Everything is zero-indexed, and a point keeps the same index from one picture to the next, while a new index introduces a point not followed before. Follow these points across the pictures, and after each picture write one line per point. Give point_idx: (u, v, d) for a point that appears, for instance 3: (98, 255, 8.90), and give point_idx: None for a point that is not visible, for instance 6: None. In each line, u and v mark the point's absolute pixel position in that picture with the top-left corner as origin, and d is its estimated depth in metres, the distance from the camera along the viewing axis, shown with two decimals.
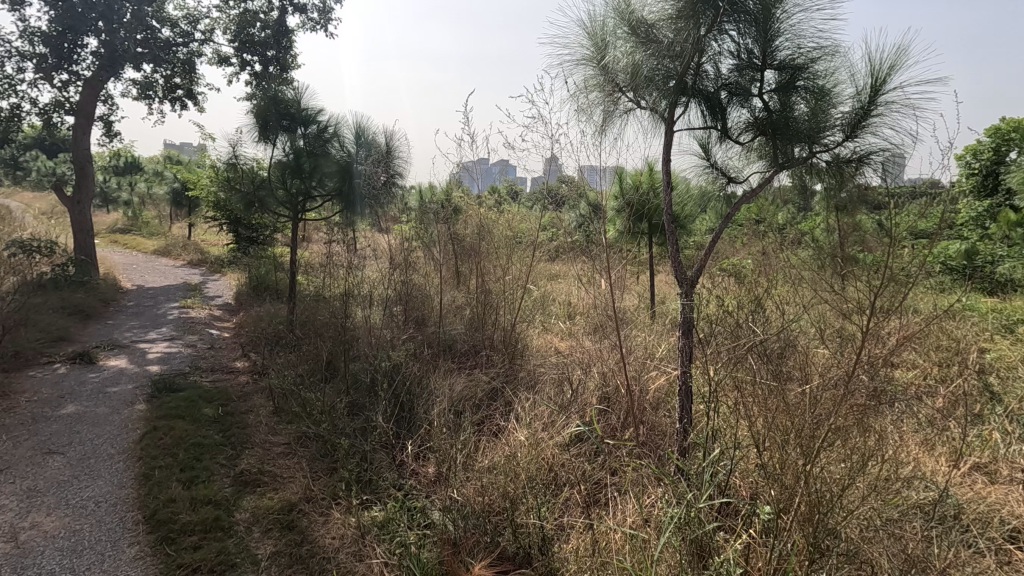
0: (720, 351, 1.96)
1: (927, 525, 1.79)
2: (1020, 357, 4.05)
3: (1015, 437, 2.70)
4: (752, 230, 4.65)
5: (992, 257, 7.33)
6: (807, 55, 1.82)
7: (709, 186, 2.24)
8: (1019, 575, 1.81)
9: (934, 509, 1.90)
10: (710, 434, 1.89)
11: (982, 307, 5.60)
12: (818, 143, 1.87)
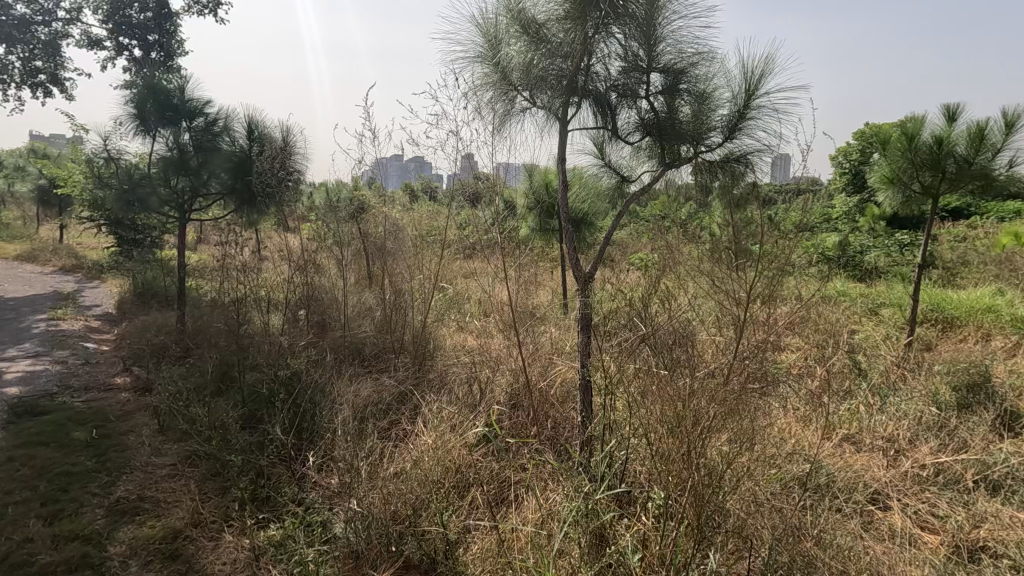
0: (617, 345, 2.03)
1: (802, 495, 1.97)
2: (882, 336, 4.56)
3: (876, 409, 3.04)
4: (654, 225, 4.89)
5: (861, 247, 8.22)
6: (688, 60, 1.92)
7: (604, 185, 2.31)
8: (878, 532, 2.03)
9: (807, 481, 2.08)
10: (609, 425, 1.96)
11: (852, 293, 6.25)
12: (700, 144, 1.98)
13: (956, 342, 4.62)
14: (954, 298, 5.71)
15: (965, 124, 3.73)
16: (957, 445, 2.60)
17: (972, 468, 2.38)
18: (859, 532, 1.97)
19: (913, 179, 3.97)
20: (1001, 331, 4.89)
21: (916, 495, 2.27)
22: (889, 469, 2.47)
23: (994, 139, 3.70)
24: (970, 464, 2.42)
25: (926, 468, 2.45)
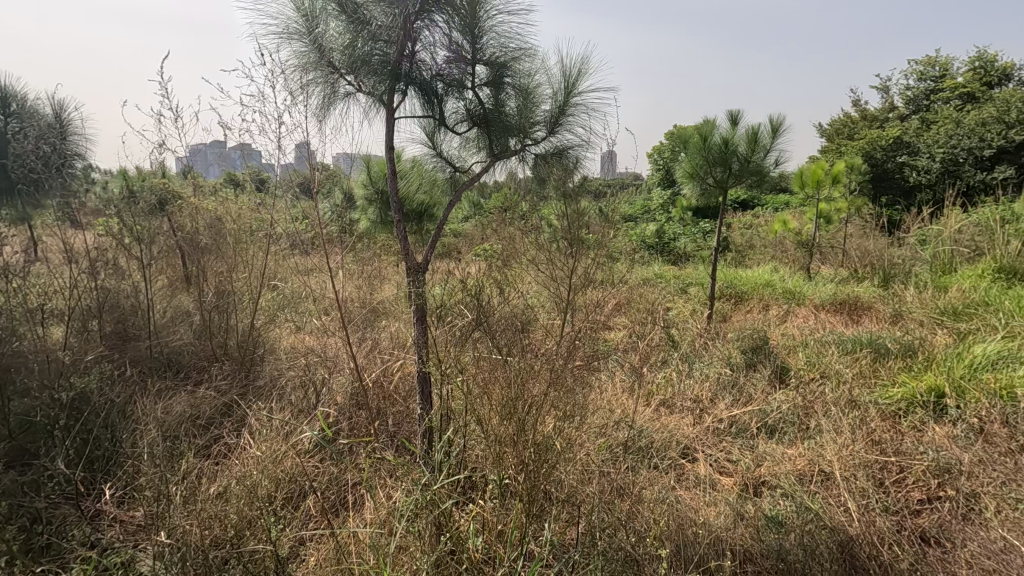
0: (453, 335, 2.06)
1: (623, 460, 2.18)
2: (690, 311, 5.24)
3: (685, 374, 3.50)
4: (494, 217, 5.06)
5: (673, 235, 9.36)
6: (511, 54, 1.98)
7: (437, 175, 2.30)
8: (685, 482, 2.34)
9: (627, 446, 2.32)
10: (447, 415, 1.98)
11: (667, 275, 7.08)
12: (526, 137, 2.07)
13: (744, 312, 5.50)
14: (742, 277, 6.79)
15: (743, 127, 4.42)
16: (745, 400, 3.09)
17: (754, 417, 2.85)
18: (671, 485, 2.24)
19: (708, 174, 4.60)
20: (775, 302, 5.93)
21: (714, 445, 2.66)
22: (695, 426, 2.84)
23: (763, 140, 4.46)
24: (753, 414, 2.89)
25: (723, 422, 2.87)
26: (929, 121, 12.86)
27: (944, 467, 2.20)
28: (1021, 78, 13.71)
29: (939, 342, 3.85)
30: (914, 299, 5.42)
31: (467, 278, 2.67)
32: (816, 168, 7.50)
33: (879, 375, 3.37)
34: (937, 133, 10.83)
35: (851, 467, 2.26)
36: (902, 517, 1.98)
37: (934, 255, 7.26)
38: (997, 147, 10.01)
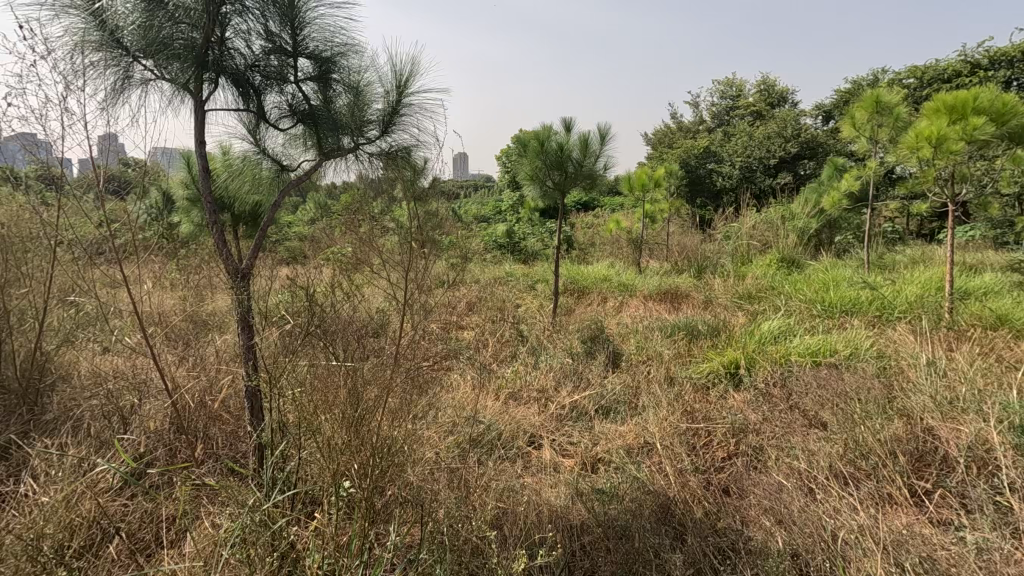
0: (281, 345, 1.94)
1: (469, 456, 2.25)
2: (538, 307, 5.54)
3: (531, 366, 3.70)
4: (338, 218, 4.86)
5: (522, 235, 9.78)
6: (335, 50, 1.91)
7: (261, 173, 2.13)
8: (530, 468, 2.47)
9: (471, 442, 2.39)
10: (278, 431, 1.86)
11: (516, 273, 7.38)
12: (357, 135, 2.02)
13: (586, 305, 5.96)
14: (584, 273, 7.35)
15: (576, 134, 4.78)
16: (585, 386, 3.35)
17: (592, 401, 3.10)
18: (517, 473, 2.35)
19: (547, 176, 4.88)
20: (612, 294, 6.50)
21: (557, 430, 2.85)
22: (540, 414, 3.01)
23: (594, 146, 4.88)
24: (591, 398, 3.14)
25: (566, 408, 3.07)
26: (730, 134, 15.03)
27: (738, 427, 2.61)
28: (794, 101, 16.64)
29: (737, 322, 4.53)
30: (720, 287, 6.31)
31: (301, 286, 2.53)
32: (642, 172, 8.37)
33: (693, 354, 3.87)
34: (735, 144, 12.71)
35: (668, 436, 2.56)
36: (707, 473, 2.30)
37: (736, 249, 8.53)
38: (779, 157, 12.04)
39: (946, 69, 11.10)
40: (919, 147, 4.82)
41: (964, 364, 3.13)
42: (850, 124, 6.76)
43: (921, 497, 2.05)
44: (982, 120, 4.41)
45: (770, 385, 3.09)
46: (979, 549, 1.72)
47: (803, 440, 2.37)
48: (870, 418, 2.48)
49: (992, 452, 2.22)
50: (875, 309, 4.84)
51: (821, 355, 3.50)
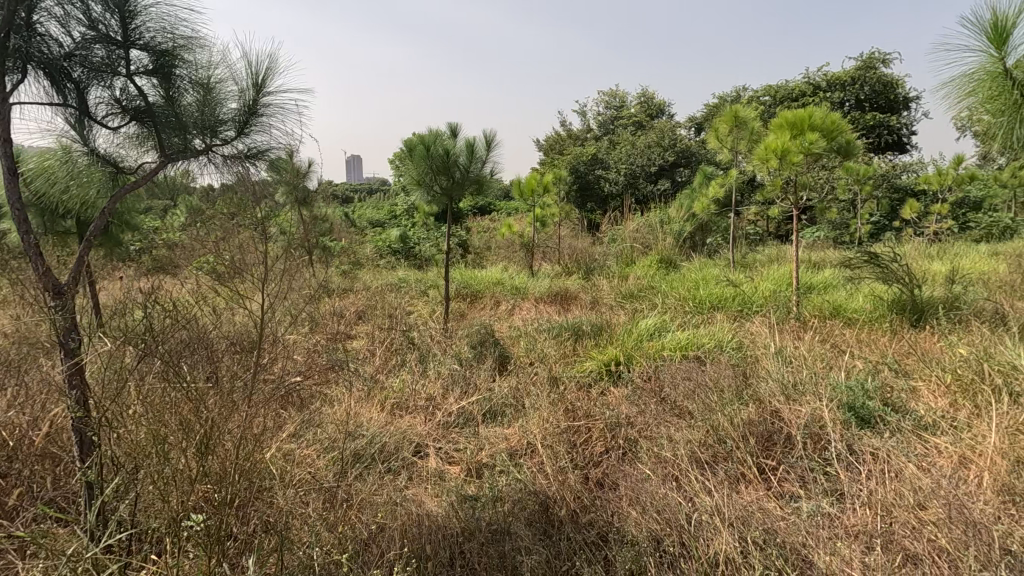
0: (116, 374, 1.76)
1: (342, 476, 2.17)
2: (430, 313, 5.48)
3: (420, 374, 3.64)
4: (205, 224, 4.47)
5: (415, 239, 9.63)
6: (176, 42, 1.76)
7: (93, 175, 1.89)
8: (414, 479, 2.42)
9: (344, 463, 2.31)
10: (110, 470, 1.67)
11: (409, 279, 7.25)
12: (208, 136, 1.88)
13: (479, 310, 5.99)
14: (477, 277, 7.39)
15: (462, 139, 4.79)
16: (473, 391, 3.36)
17: (480, 405, 3.11)
18: (399, 485, 2.29)
19: (434, 182, 4.82)
20: (505, 298, 6.59)
21: (444, 438, 2.81)
22: (427, 423, 2.97)
23: (481, 151, 4.91)
24: (479, 403, 3.15)
25: (453, 415, 3.05)
26: (614, 142, 15.89)
27: (615, 421, 2.74)
28: (670, 113, 17.97)
29: (619, 321, 4.79)
30: (606, 288, 6.64)
31: (144, 307, 2.30)
32: (531, 178, 8.60)
33: (578, 353, 4.02)
34: (619, 153, 13.46)
35: (549, 435, 2.63)
36: (584, 468, 2.39)
37: (621, 251, 9.04)
38: (658, 165, 12.94)
39: (793, 90, 12.56)
40: (768, 159, 5.40)
41: (804, 351, 3.55)
42: (714, 136, 7.42)
43: (767, 474, 2.29)
44: (816, 136, 5.04)
45: (644, 379, 3.29)
46: (811, 515, 1.95)
47: (670, 429, 2.55)
48: (727, 405, 2.73)
49: (823, 428, 2.53)
50: (737, 304, 5.35)
51: (689, 349, 3.79)
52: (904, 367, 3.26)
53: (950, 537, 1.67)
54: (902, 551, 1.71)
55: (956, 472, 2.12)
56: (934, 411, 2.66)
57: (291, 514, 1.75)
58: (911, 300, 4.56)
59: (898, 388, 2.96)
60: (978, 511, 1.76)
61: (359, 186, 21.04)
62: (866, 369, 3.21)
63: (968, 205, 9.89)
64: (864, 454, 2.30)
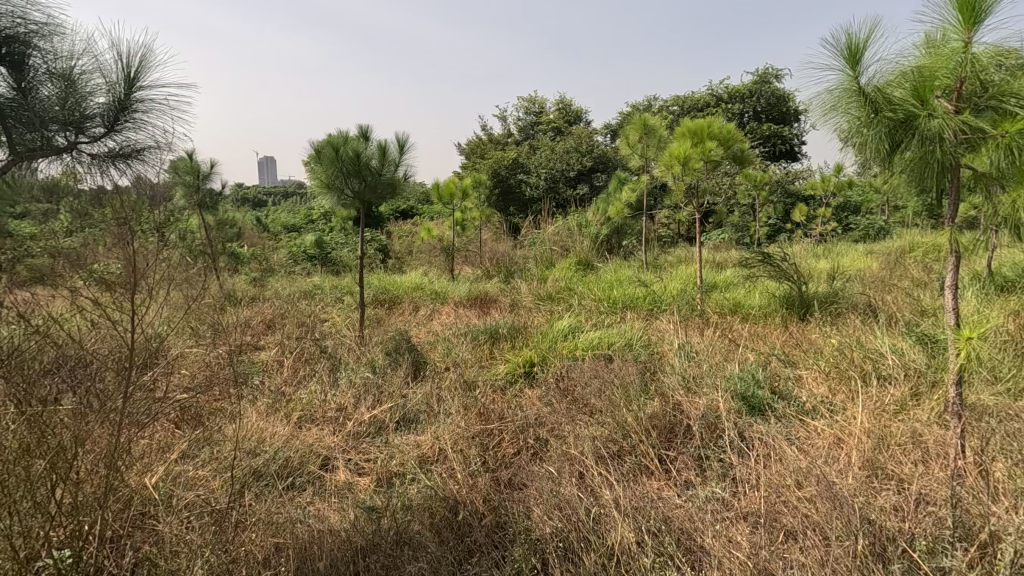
0: None
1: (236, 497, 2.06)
2: (344, 320, 5.30)
3: (330, 384, 3.50)
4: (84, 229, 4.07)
5: (332, 245, 9.30)
6: (31, 36, 1.76)
7: None
8: (320, 494, 2.32)
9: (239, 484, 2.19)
10: None
11: (324, 286, 6.98)
12: (76, 131, 1.91)
13: (397, 315, 5.88)
14: (396, 282, 7.25)
15: (374, 142, 4.74)
16: (387, 399, 3.28)
17: (392, 413, 3.04)
18: (303, 501, 2.19)
19: (344, 185, 4.67)
20: (424, 303, 6.50)
21: (353, 448, 2.72)
22: (336, 434, 2.86)
23: (393, 156, 4.90)
24: (392, 410, 3.08)
25: (364, 424, 2.96)
26: (534, 147, 16.17)
27: (527, 422, 2.78)
28: (587, 120, 18.55)
29: (536, 323, 4.87)
30: (525, 290, 6.73)
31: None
32: (450, 182, 8.56)
33: (495, 356, 4.04)
34: (539, 157, 13.72)
35: (461, 439, 2.62)
36: (495, 470, 2.40)
37: (540, 254, 9.19)
38: (576, 170, 13.32)
39: (698, 101, 13.38)
40: (673, 165, 5.71)
41: (705, 346, 3.78)
42: (625, 143, 7.74)
43: (668, 464, 2.40)
44: (714, 145, 5.39)
45: (557, 378, 3.36)
46: (706, 501, 2.07)
47: (579, 427, 2.61)
48: (632, 401, 2.84)
49: (718, 418, 2.70)
50: (648, 304, 5.60)
51: (601, 348, 3.92)
52: (791, 358, 3.55)
53: (822, 513, 1.83)
54: (782, 529, 1.86)
55: (830, 452, 2.33)
56: (814, 397, 2.92)
57: (170, 538, 1.67)
58: (799, 297, 4.98)
59: (785, 378, 3.22)
60: (846, 487, 1.94)
61: (273, 189, 20.03)
62: (758, 361, 3.46)
63: (849, 209, 10.94)
64: (753, 440, 2.47)
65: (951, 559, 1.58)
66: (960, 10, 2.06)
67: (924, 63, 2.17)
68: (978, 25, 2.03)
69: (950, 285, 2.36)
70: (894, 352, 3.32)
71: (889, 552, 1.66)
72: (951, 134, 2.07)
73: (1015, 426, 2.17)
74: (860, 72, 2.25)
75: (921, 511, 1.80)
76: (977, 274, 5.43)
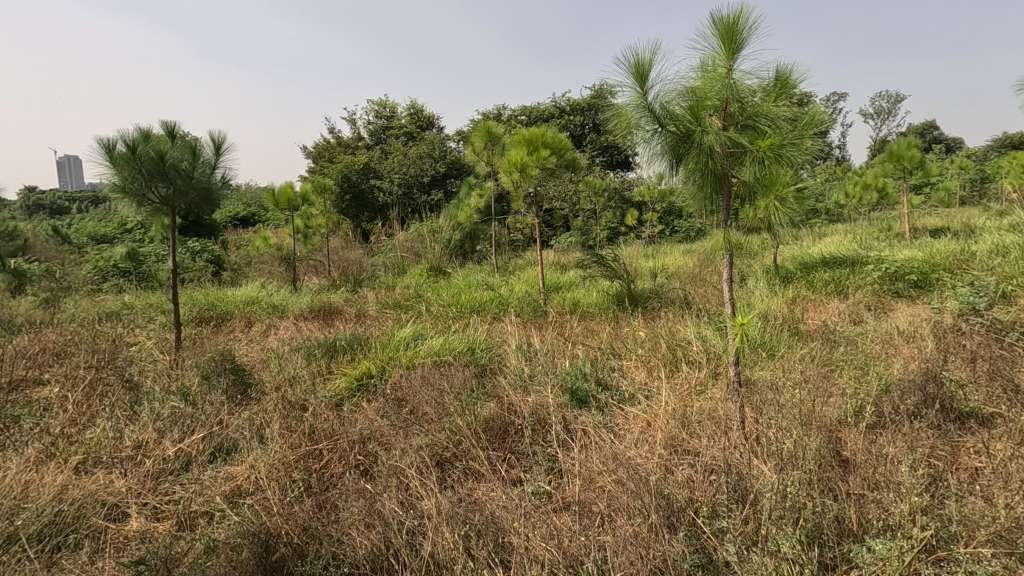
0: None
1: None
2: (157, 343, 4.66)
3: (128, 418, 3.04)
4: None
5: (149, 257, 8.17)
6: None
7: None
8: (104, 549, 1.99)
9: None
10: None
11: (134, 304, 6.08)
12: None
13: (225, 333, 5.31)
14: (226, 296, 6.57)
15: (183, 141, 4.24)
16: (199, 427, 2.92)
17: (204, 444, 2.70)
18: (78, 561, 1.86)
19: (148, 190, 4.12)
20: (259, 318, 5.97)
21: (153, 489, 2.38)
22: (130, 474, 2.47)
23: (208, 157, 4.46)
24: (204, 440, 2.74)
25: (169, 459, 2.59)
26: (386, 151, 15.76)
27: (359, 438, 2.66)
28: (440, 126, 18.58)
29: (380, 332, 4.71)
30: (372, 299, 6.49)
31: None
32: (288, 187, 7.98)
33: (332, 371, 3.83)
34: (391, 162, 13.39)
35: (281, 464, 2.42)
36: (318, 495, 2.24)
37: (392, 262, 8.97)
38: (430, 176, 13.24)
39: (544, 112, 14.11)
40: (512, 172, 5.91)
41: (543, 345, 3.95)
42: (471, 150, 7.86)
43: (499, 464, 2.46)
44: (548, 153, 5.67)
45: (395, 388, 3.28)
46: (529, 496, 2.14)
47: (412, 437, 2.56)
48: (467, 404, 2.86)
49: (548, 414, 2.82)
50: (494, 307, 5.72)
51: (444, 353, 3.91)
52: (617, 350, 3.84)
53: (628, 494, 1.99)
54: (595, 513, 1.98)
55: (641, 436, 2.54)
56: (633, 385, 3.19)
57: None
58: (628, 292, 5.46)
59: (610, 369, 3.48)
60: (650, 467, 2.13)
61: (76, 193, 17.09)
62: (588, 355, 3.70)
63: (674, 213, 12.28)
64: (577, 431, 2.62)
65: (726, 520, 1.80)
66: (722, 40, 2.38)
67: (698, 84, 2.47)
68: (736, 55, 2.37)
69: (727, 278, 2.79)
70: (698, 338, 3.77)
71: (679, 521, 1.86)
72: (720, 147, 2.40)
73: (779, 396, 2.57)
74: (647, 89, 2.48)
75: (707, 480, 2.04)
76: (766, 268, 6.40)
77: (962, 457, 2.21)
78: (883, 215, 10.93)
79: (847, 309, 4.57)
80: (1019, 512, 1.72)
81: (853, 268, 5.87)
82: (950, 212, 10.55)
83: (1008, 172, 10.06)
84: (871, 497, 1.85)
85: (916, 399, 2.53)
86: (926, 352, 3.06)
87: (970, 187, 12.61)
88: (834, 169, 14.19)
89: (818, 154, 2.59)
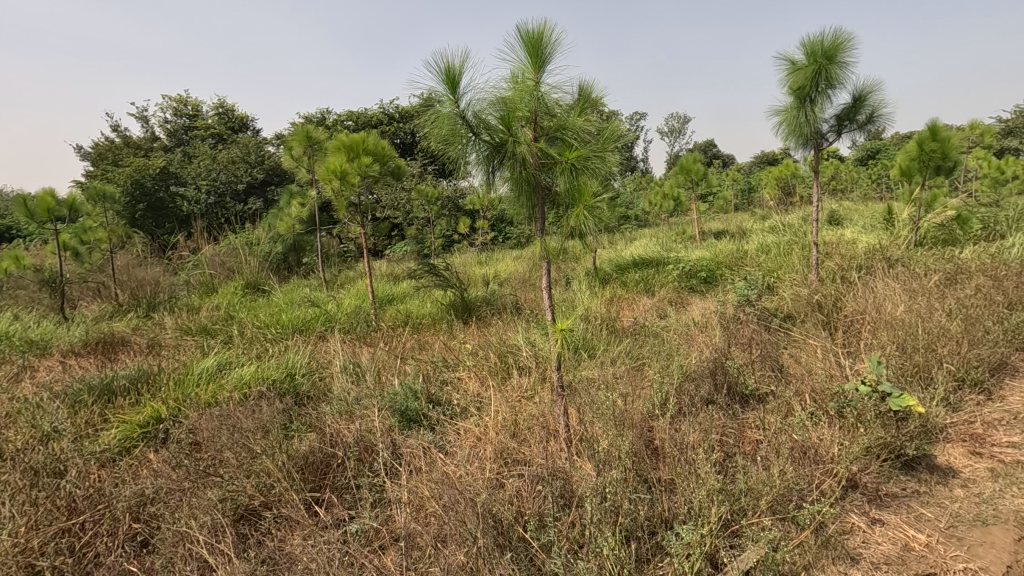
0: None
1: None
2: None
3: None
4: None
5: None
6: None
7: None
8: None
9: None
10: None
11: None
12: None
13: None
14: None
15: None
16: None
17: None
18: None
19: None
20: (5, 359, 4.71)
21: None
22: None
23: None
24: None
25: None
26: (189, 155, 13.85)
27: (137, 501, 2.18)
28: (256, 128, 16.95)
29: (175, 364, 4.00)
30: (170, 324, 5.56)
31: None
32: (49, 195, 6.47)
33: (106, 420, 3.13)
34: (195, 167, 11.76)
35: (19, 554, 1.86)
36: None
37: (196, 281, 7.83)
38: (245, 183, 12.14)
39: (371, 118, 13.68)
40: (331, 179, 5.53)
41: (370, 363, 3.70)
42: (289, 154, 7.22)
43: (315, 507, 2.20)
44: (370, 161, 5.41)
45: (191, 431, 2.78)
46: (351, 537, 1.95)
47: (208, 489, 2.18)
48: (280, 440, 2.52)
49: (374, 439, 2.61)
50: (320, 325, 5.28)
51: (255, 383, 3.44)
52: (449, 362, 3.74)
53: (456, 518, 1.89)
54: (423, 545, 1.86)
55: (472, 451, 2.47)
56: (464, 398, 3.12)
57: None
58: (461, 301, 5.44)
59: (442, 383, 3.37)
60: (478, 486, 2.06)
61: None
62: (419, 369, 3.55)
63: (504, 221, 12.72)
64: (405, 456, 2.47)
65: (553, 531, 1.78)
66: (530, 53, 2.40)
67: (508, 94, 2.47)
68: (542, 68, 2.42)
69: (547, 285, 2.85)
70: (527, 343, 3.84)
71: (507, 540, 1.82)
72: (532, 158, 2.45)
73: (597, 395, 2.69)
74: (459, 97, 2.42)
75: (535, 489, 2.02)
76: (587, 271, 6.87)
77: (746, 434, 2.52)
78: (679, 220, 12.57)
79: (654, 305, 5.07)
80: (790, 479, 1.98)
81: (657, 267, 6.58)
82: (728, 217, 12.49)
83: (766, 183, 12.23)
84: (678, 484, 1.99)
85: (709, 386, 2.84)
86: (715, 341, 3.49)
87: (741, 196, 15.10)
88: (641, 180, 15.97)
89: (621, 165, 2.76)
